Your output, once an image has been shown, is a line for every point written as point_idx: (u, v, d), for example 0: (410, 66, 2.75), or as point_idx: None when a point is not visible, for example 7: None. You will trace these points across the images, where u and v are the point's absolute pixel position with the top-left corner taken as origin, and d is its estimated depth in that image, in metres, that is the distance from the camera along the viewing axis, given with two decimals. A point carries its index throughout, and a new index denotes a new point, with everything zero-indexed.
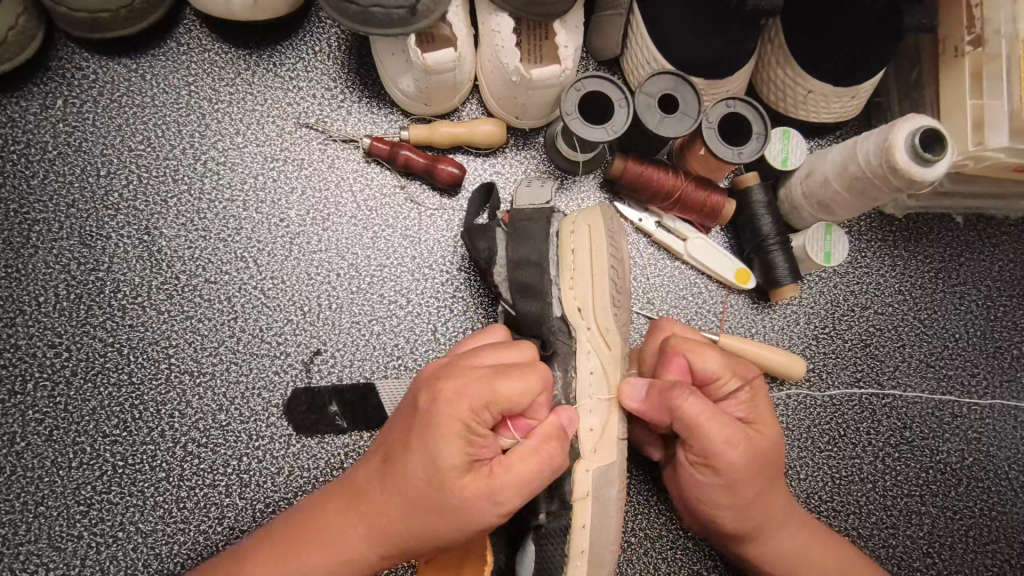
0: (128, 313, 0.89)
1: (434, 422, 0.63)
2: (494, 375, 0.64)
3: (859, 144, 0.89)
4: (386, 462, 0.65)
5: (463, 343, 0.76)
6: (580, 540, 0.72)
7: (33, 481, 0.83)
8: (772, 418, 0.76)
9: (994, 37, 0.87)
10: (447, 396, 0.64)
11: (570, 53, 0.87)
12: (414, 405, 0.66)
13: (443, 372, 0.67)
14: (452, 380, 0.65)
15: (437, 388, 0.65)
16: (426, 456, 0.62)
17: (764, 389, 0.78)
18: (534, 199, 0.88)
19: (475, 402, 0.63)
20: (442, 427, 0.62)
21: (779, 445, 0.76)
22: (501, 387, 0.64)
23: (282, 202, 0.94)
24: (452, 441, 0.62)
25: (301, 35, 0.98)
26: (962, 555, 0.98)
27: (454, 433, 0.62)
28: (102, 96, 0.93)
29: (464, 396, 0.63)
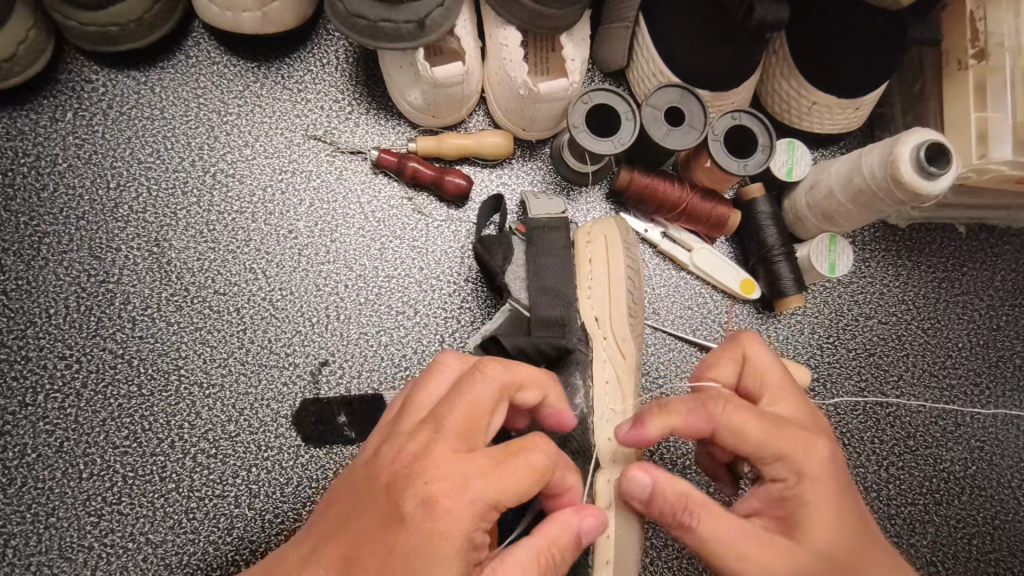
0: (137, 325, 0.89)
1: (420, 538, 0.52)
2: (490, 467, 0.54)
3: (863, 156, 0.90)
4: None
5: (412, 398, 0.60)
6: (604, 550, 0.70)
7: (43, 492, 0.83)
8: (827, 513, 0.59)
9: (997, 50, 0.88)
10: (433, 502, 0.52)
11: (577, 65, 0.87)
12: (383, 509, 0.54)
13: (425, 468, 0.54)
14: (439, 480, 0.53)
15: (420, 492, 0.53)
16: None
17: (815, 473, 0.60)
18: (548, 211, 0.89)
19: (471, 507, 0.53)
20: (429, 545, 0.51)
21: (840, 551, 0.59)
22: (501, 482, 0.54)
23: (290, 214, 0.94)
24: (441, 561, 0.51)
25: (308, 47, 0.99)
26: (965, 563, 0.98)
27: (443, 550, 0.51)
28: (112, 109, 0.94)
29: (458, 500, 0.52)
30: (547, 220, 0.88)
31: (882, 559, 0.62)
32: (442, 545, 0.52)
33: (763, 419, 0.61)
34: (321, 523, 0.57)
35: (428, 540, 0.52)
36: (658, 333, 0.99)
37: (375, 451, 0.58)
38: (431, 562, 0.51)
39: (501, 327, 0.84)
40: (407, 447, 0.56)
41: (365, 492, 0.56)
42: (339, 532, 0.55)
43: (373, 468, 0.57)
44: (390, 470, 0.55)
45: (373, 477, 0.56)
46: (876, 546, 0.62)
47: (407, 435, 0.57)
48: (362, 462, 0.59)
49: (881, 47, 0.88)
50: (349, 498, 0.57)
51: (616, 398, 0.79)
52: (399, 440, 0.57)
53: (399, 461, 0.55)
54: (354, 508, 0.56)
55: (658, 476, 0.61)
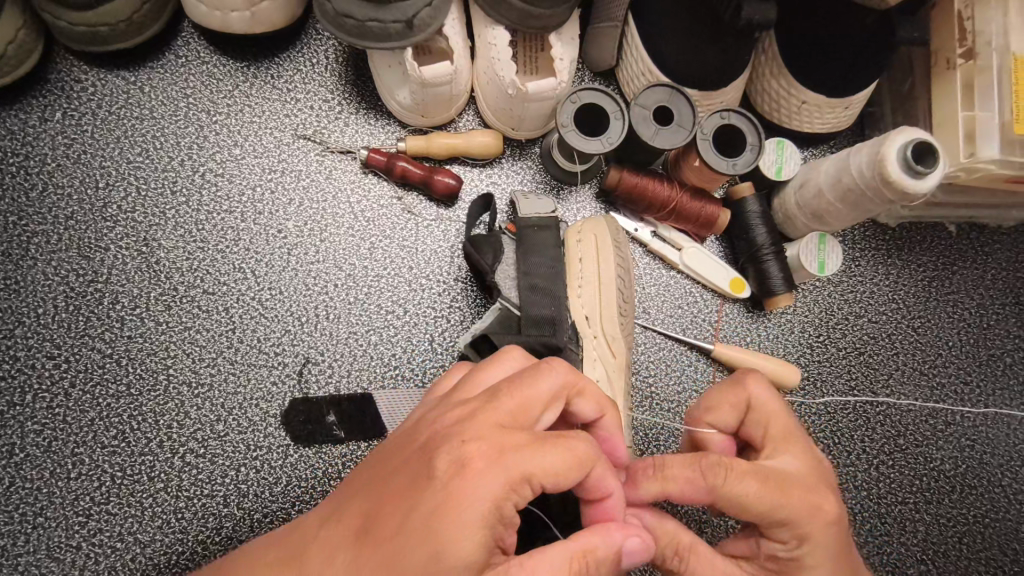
0: (126, 324, 0.89)
1: (444, 499, 0.50)
2: (532, 446, 0.53)
3: (852, 155, 0.90)
4: (363, 542, 0.51)
5: (471, 379, 0.61)
6: None
7: (31, 492, 0.84)
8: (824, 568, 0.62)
9: (985, 49, 0.88)
10: (466, 467, 0.51)
11: (566, 65, 0.87)
12: (413, 470, 0.53)
13: (463, 431, 0.53)
14: (478, 449, 0.52)
15: (455, 453, 0.52)
16: (425, 545, 0.49)
17: (816, 537, 0.62)
18: (538, 210, 0.89)
19: (505, 480, 0.51)
20: (453, 508, 0.49)
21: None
22: (540, 460, 0.52)
23: (279, 213, 0.94)
24: (462, 528, 0.49)
25: (298, 47, 0.99)
26: (955, 562, 0.98)
27: (467, 518, 0.49)
28: (101, 109, 0.94)
29: (491, 468, 0.51)
30: (538, 219, 0.88)
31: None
32: (467, 509, 0.49)
33: (769, 486, 0.61)
34: (354, 487, 0.57)
35: (450, 504, 0.50)
36: (648, 333, 0.99)
37: (422, 422, 0.58)
38: (450, 527, 0.49)
39: (490, 326, 0.82)
40: (449, 415, 0.56)
41: (402, 457, 0.55)
42: (368, 493, 0.54)
43: (415, 437, 0.57)
44: (430, 434, 0.55)
45: (413, 443, 0.56)
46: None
47: (455, 407, 0.57)
48: (405, 432, 0.59)
49: (859, 61, 0.91)
50: (387, 464, 0.56)
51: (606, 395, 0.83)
52: (445, 412, 0.57)
53: (441, 427, 0.55)
54: (388, 472, 0.55)
55: (655, 524, 0.63)
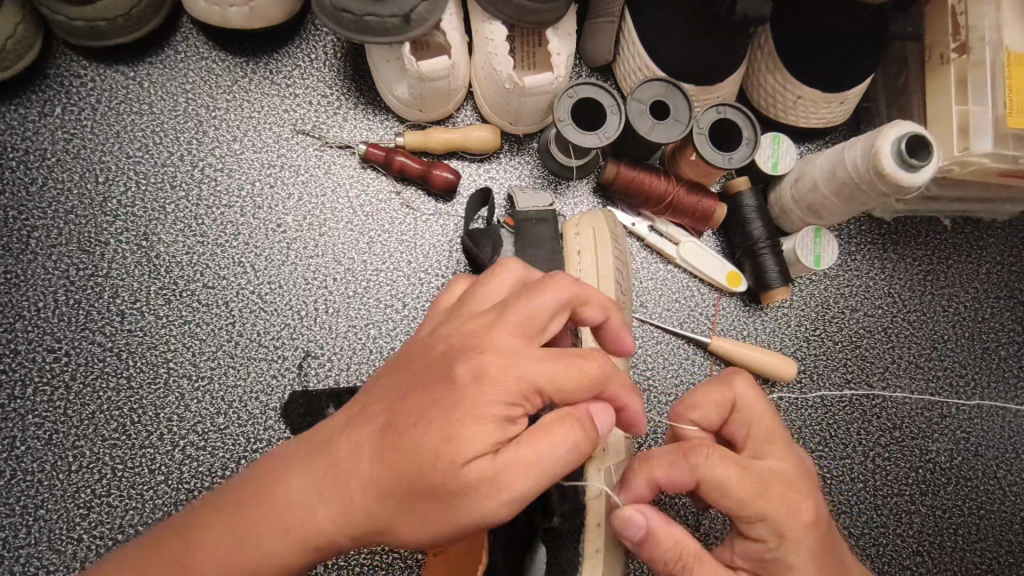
0: (126, 318, 0.90)
1: (466, 397, 0.52)
2: (550, 357, 0.55)
3: (847, 149, 0.91)
4: (385, 435, 0.52)
5: (482, 290, 0.61)
6: (596, 539, 0.74)
7: (33, 484, 0.84)
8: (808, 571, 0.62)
9: (978, 43, 0.89)
10: (485, 370, 0.53)
11: (563, 60, 0.88)
12: (429, 373, 0.54)
13: (480, 343, 0.54)
14: (498, 355, 0.54)
15: (476, 361, 0.53)
16: (446, 433, 0.50)
17: (796, 537, 0.61)
18: (535, 203, 0.89)
19: (522, 382, 0.53)
20: (474, 404, 0.51)
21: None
22: (556, 368, 0.54)
23: (279, 208, 0.95)
24: (481, 422, 0.51)
25: (297, 42, 0.99)
26: (951, 553, 0.99)
27: (485, 412, 0.51)
28: (100, 104, 0.94)
29: (508, 376, 0.53)
30: (534, 213, 0.89)
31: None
32: (484, 408, 0.51)
33: (751, 481, 0.61)
34: (367, 387, 0.58)
35: (469, 405, 0.51)
36: (645, 326, 0.99)
37: (434, 330, 0.59)
38: (468, 426, 0.51)
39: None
40: (464, 327, 0.56)
41: (419, 360, 0.56)
42: (385, 391, 0.55)
43: (429, 341, 0.58)
44: (445, 344, 0.56)
45: (428, 349, 0.57)
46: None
47: (469, 314, 0.58)
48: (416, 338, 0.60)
49: (852, 58, 0.92)
50: (401, 365, 0.57)
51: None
52: (461, 318, 0.58)
53: (458, 333, 0.56)
54: (403, 372, 0.56)
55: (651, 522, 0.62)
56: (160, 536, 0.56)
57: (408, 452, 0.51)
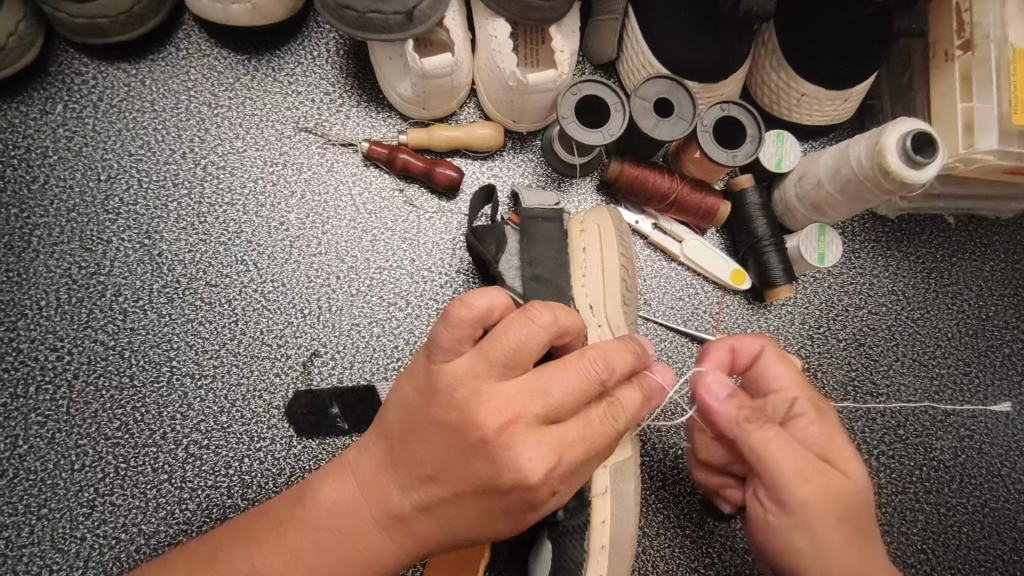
0: (129, 316, 0.89)
1: (520, 496, 0.57)
2: (586, 438, 0.59)
3: (851, 146, 0.90)
4: (446, 505, 0.60)
5: (499, 352, 0.58)
6: (600, 536, 0.73)
7: (35, 484, 0.84)
8: (853, 461, 0.67)
9: (983, 41, 0.89)
10: (532, 473, 0.56)
11: (567, 57, 0.88)
12: (476, 468, 0.57)
13: (522, 443, 0.57)
14: (544, 455, 0.57)
15: (521, 466, 0.56)
16: (504, 517, 0.59)
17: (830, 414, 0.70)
18: (540, 199, 0.89)
19: (566, 469, 0.58)
20: (525, 500, 0.57)
21: (857, 495, 0.66)
22: (590, 448, 0.59)
23: (281, 206, 0.94)
24: (533, 508, 0.59)
25: (299, 40, 0.99)
26: (955, 550, 0.99)
27: (536, 501, 0.58)
28: (102, 101, 0.94)
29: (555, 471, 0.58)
30: (542, 211, 0.87)
31: (879, 542, 0.68)
32: (536, 501, 0.58)
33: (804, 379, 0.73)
34: (405, 441, 0.61)
35: (523, 504, 0.58)
36: (649, 324, 0.99)
37: (465, 402, 0.57)
38: (525, 513, 0.59)
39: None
40: (499, 416, 0.57)
41: (456, 440, 0.58)
42: (431, 463, 0.59)
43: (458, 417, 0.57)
44: (483, 437, 0.57)
45: (465, 430, 0.57)
46: (875, 524, 0.68)
47: (502, 401, 0.57)
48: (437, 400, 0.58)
49: (860, 49, 0.91)
50: (437, 437, 0.59)
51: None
52: (493, 402, 0.57)
53: (497, 429, 0.56)
54: (443, 448, 0.58)
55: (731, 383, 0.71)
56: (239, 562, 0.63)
57: (473, 523, 0.60)
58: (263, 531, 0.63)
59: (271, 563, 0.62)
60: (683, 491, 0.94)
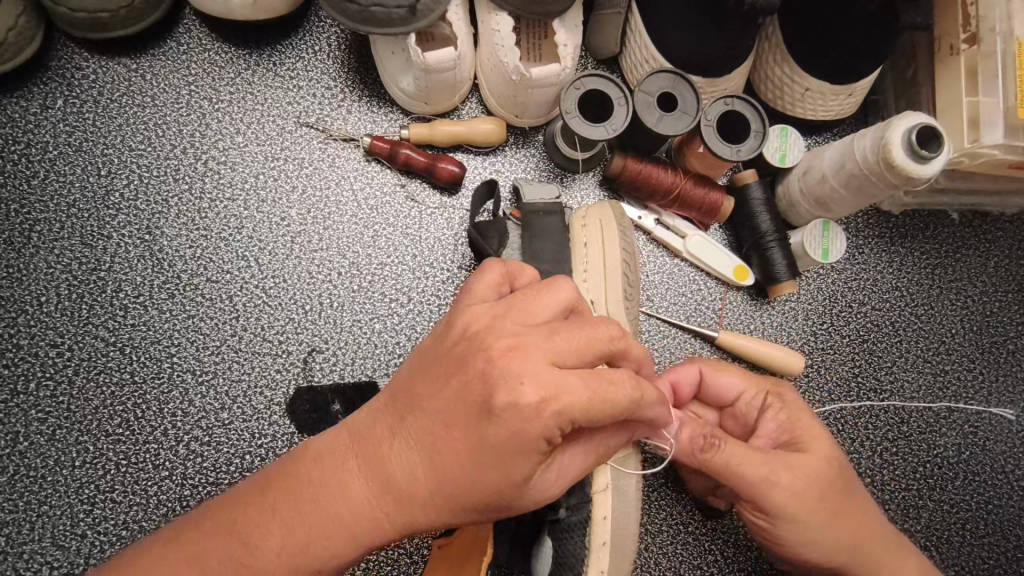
0: (129, 313, 0.89)
1: (513, 431, 0.53)
2: (590, 387, 0.54)
3: (857, 139, 0.90)
4: (436, 450, 0.55)
5: (521, 298, 0.58)
6: (601, 532, 0.73)
7: (36, 480, 0.83)
8: (821, 439, 0.73)
9: (989, 34, 0.88)
10: (527, 403, 0.52)
11: (570, 51, 0.87)
12: (473, 400, 0.54)
13: (523, 370, 0.53)
14: (542, 386, 0.53)
15: (517, 391, 0.53)
16: (497, 465, 0.53)
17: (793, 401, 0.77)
18: (541, 195, 0.89)
19: (565, 412, 0.53)
20: (520, 439, 0.53)
21: (835, 469, 0.72)
22: (592, 398, 0.54)
23: (282, 201, 0.94)
24: (525, 455, 0.53)
25: (300, 34, 0.98)
26: (959, 547, 0.99)
27: (530, 445, 0.53)
28: (102, 96, 0.93)
29: (554, 409, 0.53)
30: (542, 205, 0.88)
31: (866, 502, 0.75)
32: (529, 444, 0.53)
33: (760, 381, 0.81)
34: (408, 386, 0.58)
35: (516, 440, 0.53)
36: (652, 320, 0.99)
37: (472, 331, 0.57)
38: (517, 458, 0.53)
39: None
40: (503, 343, 0.55)
41: (458, 372, 0.56)
42: (430, 400, 0.56)
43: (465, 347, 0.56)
44: (485, 363, 0.54)
45: (469, 357, 0.55)
46: (858, 484, 0.75)
47: (510, 331, 0.56)
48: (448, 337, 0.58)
49: (863, 48, 0.90)
50: (441, 372, 0.57)
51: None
52: (502, 330, 0.56)
53: (499, 354, 0.54)
54: (445, 381, 0.56)
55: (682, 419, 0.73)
56: (217, 525, 0.58)
57: (463, 473, 0.54)
58: (249, 492, 0.59)
59: (251, 520, 0.57)
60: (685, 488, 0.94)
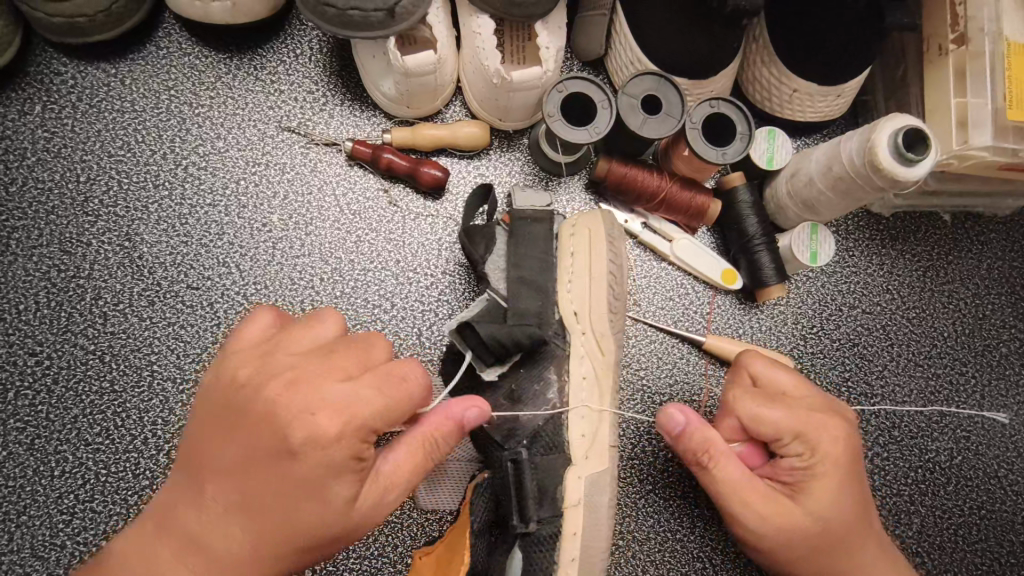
0: (108, 320, 0.88)
1: (310, 462, 0.57)
2: (379, 390, 0.60)
3: (842, 143, 0.89)
4: (246, 499, 0.58)
5: (289, 335, 0.63)
6: (571, 547, 0.73)
7: (14, 490, 0.83)
8: (830, 496, 0.68)
9: (978, 34, 0.87)
10: (313, 430, 0.57)
11: (552, 54, 0.86)
12: (265, 442, 0.58)
13: (306, 404, 0.58)
14: (326, 413, 0.57)
15: (304, 425, 0.57)
16: (314, 497, 0.58)
17: (826, 448, 0.69)
18: (533, 201, 0.85)
19: (353, 431, 0.58)
20: (324, 468, 0.57)
21: (832, 519, 0.68)
22: (378, 403, 0.59)
23: (264, 207, 0.93)
24: (339, 479, 0.58)
25: (282, 38, 0.97)
26: (952, 554, 0.98)
27: (338, 467, 0.58)
28: (81, 102, 0.93)
29: (342, 431, 0.58)
30: (532, 213, 0.84)
31: (872, 537, 0.72)
32: (335, 468, 0.58)
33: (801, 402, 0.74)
34: (194, 451, 0.61)
35: (319, 468, 0.57)
36: (638, 325, 0.98)
37: (245, 380, 0.60)
38: (329, 482, 0.58)
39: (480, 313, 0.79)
40: (275, 382, 0.59)
41: (240, 423, 0.59)
42: (220, 455, 0.59)
43: (237, 394, 0.60)
44: (263, 403, 0.58)
45: (246, 406, 0.59)
46: (866, 533, 0.71)
47: (280, 367, 0.60)
48: (216, 394, 0.61)
49: (852, 46, 0.90)
50: (225, 425, 0.60)
51: (593, 394, 0.79)
52: (277, 367, 0.60)
53: (276, 395, 0.58)
54: (227, 435, 0.59)
55: (690, 427, 0.71)
56: None
57: (280, 514, 0.58)
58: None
59: None
60: (671, 496, 0.92)
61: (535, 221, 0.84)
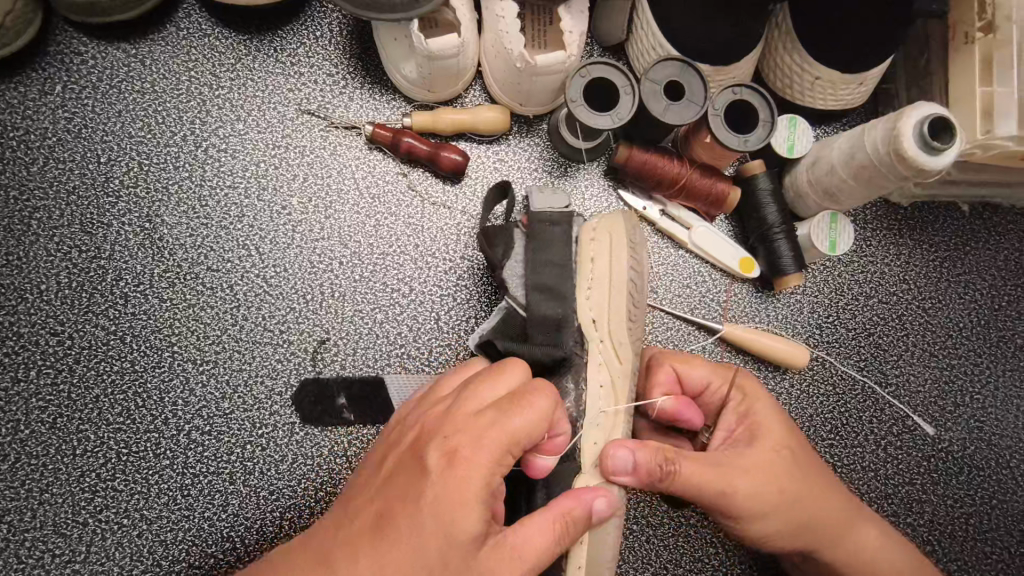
0: (130, 301, 0.88)
1: (444, 487, 0.56)
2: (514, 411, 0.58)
3: (867, 130, 0.88)
4: (380, 530, 0.56)
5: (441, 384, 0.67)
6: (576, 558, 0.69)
7: (37, 468, 0.84)
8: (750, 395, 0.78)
9: (1005, 23, 0.87)
10: (460, 454, 0.56)
11: (575, 39, 0.85)
12: (411, 468, 0.58)
13: (447, 429, 0.59)
14: (454, 430, 0.58)
15: (446, 447, 0.57)
16: (441, 530, 0.54)
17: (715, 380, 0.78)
18: (554, 203, 0.82)
19: (488, 457, 0.56)
20: (453, 495, 0.55)
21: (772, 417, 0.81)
22: (512, 429, 0.58)
23: (284, 189, 0.93)
24: (468, 512, 0.55)
25: (303, 20, 0.97)
26: (962, 543, 0.98)
27: (470, 496, 0.56)
28: (100, 82, 0.92)
29: (479, 454, 0.57)
30: (552, 215, 0.82)
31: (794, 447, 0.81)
32: (466, 495, 0.55)
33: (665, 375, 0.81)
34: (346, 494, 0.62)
35: (452, 492, 0.55)
36: (655, 313, 0.98)
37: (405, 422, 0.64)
38: (459, 512, 0.55)
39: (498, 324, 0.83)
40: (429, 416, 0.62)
41: (397, 456, 0.61)
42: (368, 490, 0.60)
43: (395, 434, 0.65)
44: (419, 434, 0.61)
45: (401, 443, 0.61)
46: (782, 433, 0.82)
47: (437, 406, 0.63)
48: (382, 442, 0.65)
49: (875, 36, 0.88)
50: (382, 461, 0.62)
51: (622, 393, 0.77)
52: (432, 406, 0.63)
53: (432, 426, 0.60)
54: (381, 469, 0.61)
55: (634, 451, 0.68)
56: None
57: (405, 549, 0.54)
58: None
59: None
60: None
61: (553, 223, 0.82)
